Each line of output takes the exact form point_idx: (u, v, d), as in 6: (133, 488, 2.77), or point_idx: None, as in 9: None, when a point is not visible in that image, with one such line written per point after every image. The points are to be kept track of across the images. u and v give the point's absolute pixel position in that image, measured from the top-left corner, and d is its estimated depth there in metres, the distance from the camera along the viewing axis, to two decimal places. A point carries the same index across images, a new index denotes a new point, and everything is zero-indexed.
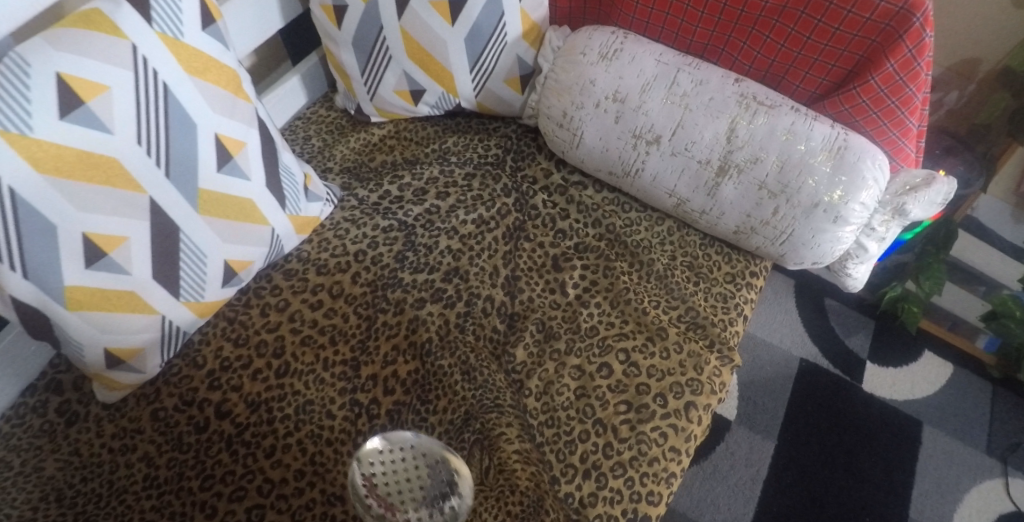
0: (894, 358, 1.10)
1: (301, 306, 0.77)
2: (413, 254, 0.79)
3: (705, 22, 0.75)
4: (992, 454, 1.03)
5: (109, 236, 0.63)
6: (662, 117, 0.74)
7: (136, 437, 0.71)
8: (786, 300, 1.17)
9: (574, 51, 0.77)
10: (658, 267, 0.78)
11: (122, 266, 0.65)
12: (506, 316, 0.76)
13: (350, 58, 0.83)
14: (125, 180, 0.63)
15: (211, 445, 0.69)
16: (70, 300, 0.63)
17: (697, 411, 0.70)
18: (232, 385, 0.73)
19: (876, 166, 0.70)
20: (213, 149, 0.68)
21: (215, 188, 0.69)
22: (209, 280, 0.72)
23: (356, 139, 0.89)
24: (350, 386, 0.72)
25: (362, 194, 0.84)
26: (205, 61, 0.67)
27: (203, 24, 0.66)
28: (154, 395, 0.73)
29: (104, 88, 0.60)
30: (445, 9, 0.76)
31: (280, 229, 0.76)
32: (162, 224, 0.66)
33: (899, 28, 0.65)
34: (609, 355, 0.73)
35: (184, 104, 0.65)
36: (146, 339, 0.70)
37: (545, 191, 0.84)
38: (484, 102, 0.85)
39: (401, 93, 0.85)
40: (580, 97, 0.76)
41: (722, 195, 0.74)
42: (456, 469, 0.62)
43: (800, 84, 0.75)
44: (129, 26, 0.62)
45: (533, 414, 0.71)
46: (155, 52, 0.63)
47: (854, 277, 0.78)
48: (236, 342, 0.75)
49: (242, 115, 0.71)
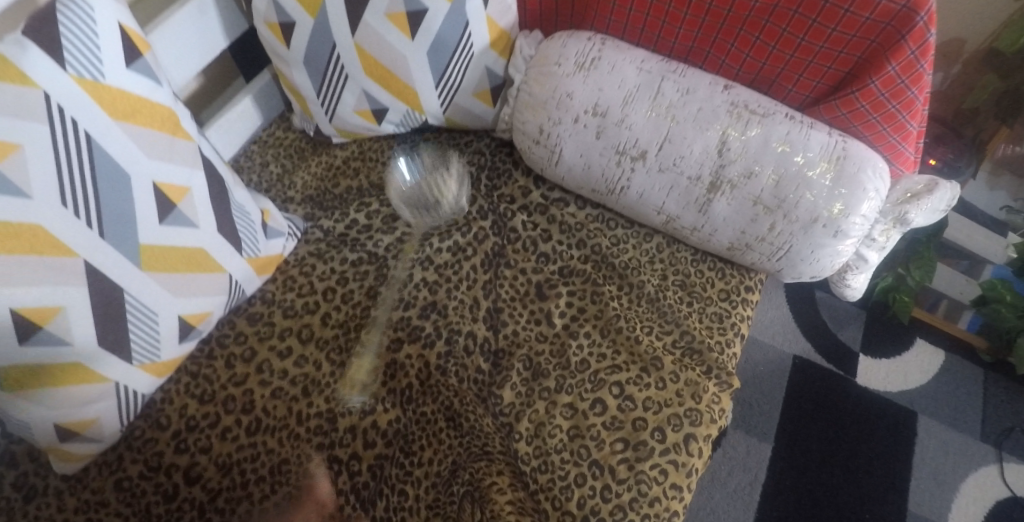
0: (887, 347, 1.08)
1: (269, 355, 0.71)
2: (386, 289, 0.74)
3: (689, 23, 0.69)
4: (987, 439, 1.02)
5: (42, 308, 0.56)
6: (647, 131, 0.68)
7: (101, 510, 0.65)
8: (777, 295, 1.13)
9: (548, 62, 0.71)
10: (648, 289, 0.74)
11: (61, 338, 0.58)
12: (490, 354, 0.72)
13: (303, 79, 0.76)
14: (54, 245, 0.56)
15: (182, 515, 0.65)
16: (7, 381, 0.57)
17: (696, 443, 0.66)
18: (201, 447, 0.67)
19: (876, 175, 0.64)
20: (152, 200, 0.61)
21: (159, 242, 0.62)
22: (163, 338, 0.66)
23: (317, 163, 0.83)
24: (327, 440, 0.68)
25: (327, 225, 0.78)
26: (133, 103, 0.59)
27: (128, 60, 0.59)
28: (117, 462, 0.67)
29: (15, 146, 0.53)
30: (403, 21, 0.69)
31: (237, 274, 0.70)
32: (102, 287, 0.60)
33: (901, 28, 0.59)
34: (602, 390, 0.68)
35: (112, 154, 0.58)
36: (100, 408, 0.64)
37: (524, 211, 0.79)
38: (453, 116, 0.79)
39: (363, 113, 0.78)
40: (558, 111, 0.70)
41: (715, 211, 0.69)
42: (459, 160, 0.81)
43: (793, 88, 0.69)
44: (38, 70, 0.53)
45: (525, 460, 0.67)
46: (72, 98, 0.55)
47: (853, 287, 0.74)
48: (201, 398, 0.69)
49: (183, 157, 0.63)
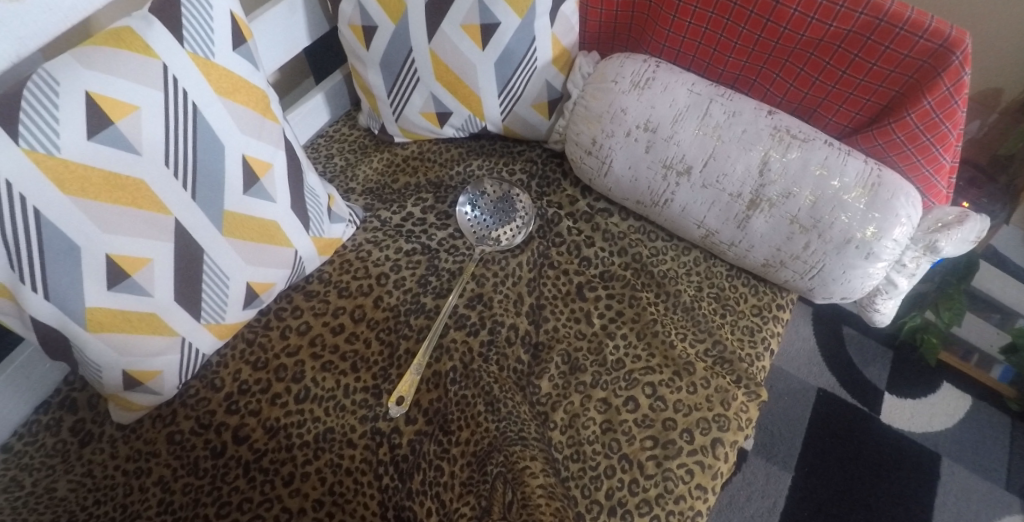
0: (912, 388, 1.10)
1: (323, 330, 0.76)
2: (436, 279, 0.79)
3: (738, 52, 0.75)
4: (1011, 489, 1.02)
5: (132, 257, 0.62)
6: (693, 147, 0.72)
7: (152, 459, 0.69)
8: (804, 328, 1.16)
9: (605, 79, 0.77)
10: (684, 298, 0.78)
11: (144, 288, 0.64)
12: (530, 346, 0.76)
13: (377, 79, 0.84)
14: (151, 202, 0.62)
15: (228, 471, 0.68)
16: (91, 321, 0.62)
17: (723, 448, 0.68)
18: (251, 409, 0.71)
19: (910, 203, 0.68)
20: (239, 171, 0.67)
21: (240, 211, 0.68)
22: (231, 301, 0.70)
23: (379, 159, 0.90)
24: (371, 414, 0.71)
25: (385, 215, 0.84)
26: (235, 83, 0.65)
27: (235, 44, 0.65)
28: (170, 417, 0.71)
29: (133, 107, 0.59)
30: (476, 33, 0.76)
31: (303, 251, 0.75)
32: (185, 245, 0.65)
33: (938, 65, 0.64)
34: (636, 389, 0.71)
35: (212, 125, 0.64)
36: (165, 361, 0.68)
37: (570, 218, 0.84)
38: (510, 125, 0.85)
39: (427, 115, 0.85)
40: (611, 125, 0.76)
41: (753, 228, 0.72)
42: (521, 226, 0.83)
43: (833, 117, 0.74)
44: (161, 45, 0.61)
45: (558, 448, 0.70)
46: (185, 71, 0.62)
47: (881, 312, 0.76)
48: (255, 365, 0.73)
49: (270, 137, 0.69)
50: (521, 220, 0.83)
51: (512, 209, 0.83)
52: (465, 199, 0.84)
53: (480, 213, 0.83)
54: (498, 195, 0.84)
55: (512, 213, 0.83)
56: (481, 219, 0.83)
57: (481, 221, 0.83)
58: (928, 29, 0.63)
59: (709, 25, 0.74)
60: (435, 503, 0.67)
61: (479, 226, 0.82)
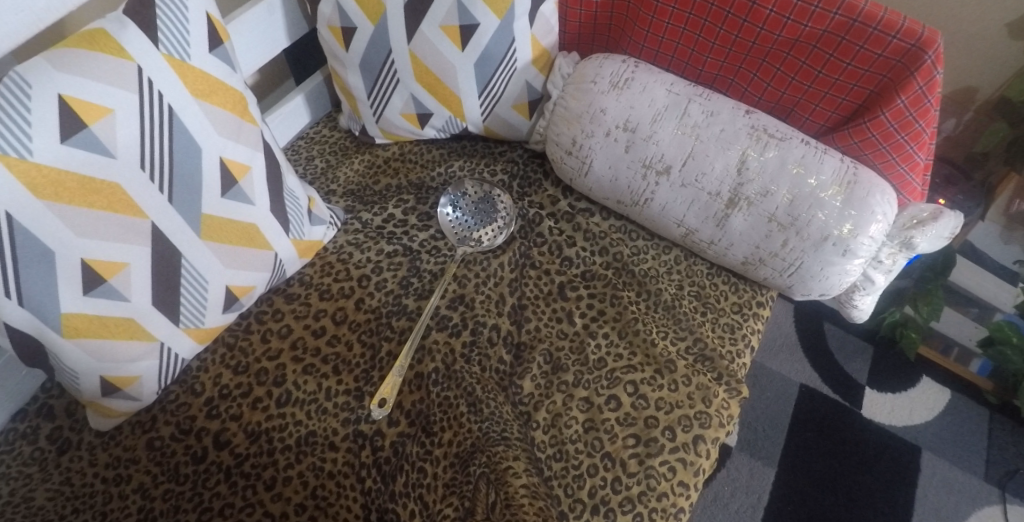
0: (893, 383, 1.11)
1: (304, 333, 0.75)
2: (417, 281, 0.79)
3: (716, 53, 0.75)
4: (990, 480, 1.03)
5: (108, 262, 0.61)
6: (672, 147, 0.73)
7: (131, 466, 0.68)
8: (786, 325, 1.17)
9: (585, 80, 0.77)
10: (665, 297, 0.78)
11: (121, 293, 0.63)
12: (512, 346, 0.76)
13: (357, 81, 0.84)
14: (128, 206, 0.61)
15: (209, 476, 0.68)
16: (67, 328, 0.61)
17: (705, 444, 0.68)
18: (232, 414, 0.70)
19: (885, 200, 0.68)
20: (217, 174, 0.66)
21: (218, 214, 0.67)
22: (210, 305, 0.70)
23: (359, 160, 0.90)
24: (353, 416, 0.71)
25: (366, 217, 0.84)
26: (211, 84, 0.65)
27: (211, 45, 0.65)
28: (150, 423, 0.70)
29: (108, 111, 0.59)
30: (455, 33, 0.76)
31: (283, 254, 0.75)
32: (163, 249, 0.65)
33: (910, 64, 0.65)
34: (617, 387, 0.71)
35: (189, 129, 0.64)
36: (144, 366, 0.67)
37: (552, 218, 0.84)
38: (491, 126, 0.86)
39: (408, 116, 0.85)
40: (590, 125, 0.76)
41: (731, 226, 0.73)
42: (504, 225, 0.83)
43: (809, 117, 0.75)
44: (136, 47, 0.60)
45: (541, 447, 0.70)
46: (161, 74, 0.61)
47: (859, 308, 0.77)
48: (236, 369, 0.73)
49: (248, 139, 0.69)
50: (502, 221, 0.83)
51: (494, 211, 0.83)
52: (447, 197, 0.84)
53: (463, 213, 0.83)
54: (480, 195, 0.84)
55: (494, 215, 0.83)
56: (463, 219, 0.83)
57: (463, 221, 0.83)
58: (901, 29, 0.64)
59: (687, 25, 0.75)
60: (418, 505, 0.66)
61: (461, 226, 0.82)
